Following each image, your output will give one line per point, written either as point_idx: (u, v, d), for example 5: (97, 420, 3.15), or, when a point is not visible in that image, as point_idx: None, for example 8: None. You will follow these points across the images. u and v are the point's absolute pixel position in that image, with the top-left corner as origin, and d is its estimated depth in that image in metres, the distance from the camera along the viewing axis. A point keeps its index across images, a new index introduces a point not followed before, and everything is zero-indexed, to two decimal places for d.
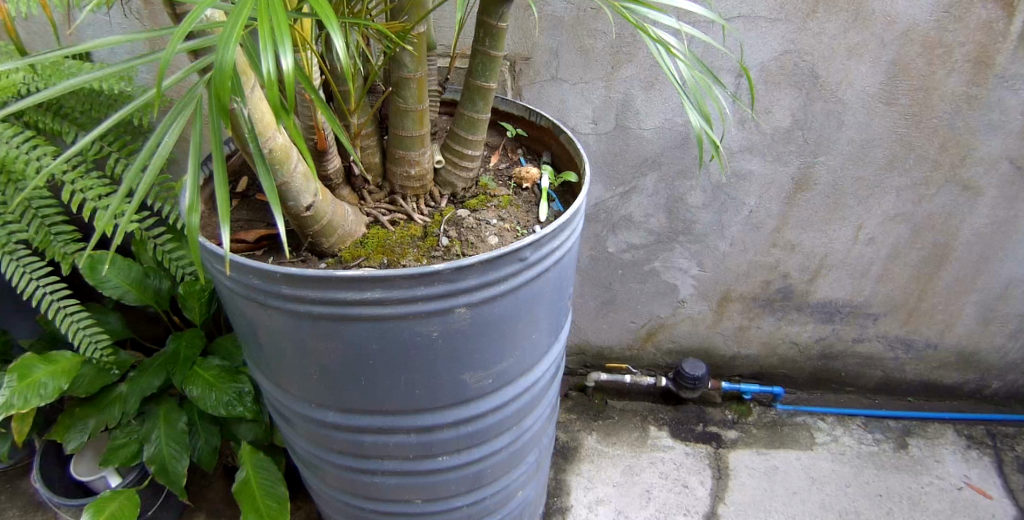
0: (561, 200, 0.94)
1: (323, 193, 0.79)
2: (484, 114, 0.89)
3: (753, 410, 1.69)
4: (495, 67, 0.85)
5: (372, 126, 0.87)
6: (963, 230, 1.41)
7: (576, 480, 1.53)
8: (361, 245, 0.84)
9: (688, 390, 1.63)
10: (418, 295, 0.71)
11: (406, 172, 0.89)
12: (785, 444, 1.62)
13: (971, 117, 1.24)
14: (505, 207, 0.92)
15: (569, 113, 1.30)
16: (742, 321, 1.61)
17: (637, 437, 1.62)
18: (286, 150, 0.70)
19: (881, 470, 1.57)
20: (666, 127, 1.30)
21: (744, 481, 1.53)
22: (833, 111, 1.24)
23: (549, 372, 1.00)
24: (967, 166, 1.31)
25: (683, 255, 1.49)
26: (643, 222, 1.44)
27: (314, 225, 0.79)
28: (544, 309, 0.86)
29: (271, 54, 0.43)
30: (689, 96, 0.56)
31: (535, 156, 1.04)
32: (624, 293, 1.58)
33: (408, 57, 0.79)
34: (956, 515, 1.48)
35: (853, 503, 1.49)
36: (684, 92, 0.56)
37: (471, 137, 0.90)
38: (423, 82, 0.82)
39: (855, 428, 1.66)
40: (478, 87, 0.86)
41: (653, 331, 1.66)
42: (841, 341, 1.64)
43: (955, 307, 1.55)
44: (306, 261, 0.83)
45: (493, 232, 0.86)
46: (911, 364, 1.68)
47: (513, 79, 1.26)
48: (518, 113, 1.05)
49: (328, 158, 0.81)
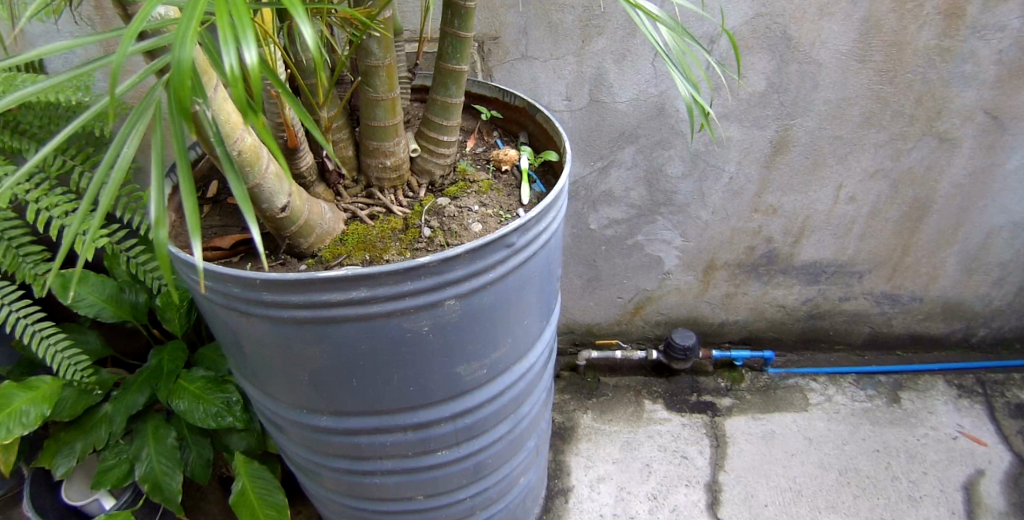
0: (543, 181, 0.92)
1: (297, 192, 0.75)
2: (457, 97, 0.86)
3: (745, 376, 1.70)
4: (466, 48, 0.82)
5: (343, 118, 0.83)
6: (942, 183, 1.41)
7: (575, 460, 1.53)
8: (341, 242, 0.82)
9: (680, 361, 1.63)
10: (405, 291, 0.69)
11: (381, 163, 0.86)
12: (780, 407, 1.63)
13: (945, 70, 1.23)
14: (486, 192, 0.89)
15: (542, 91, 1.27)
16: (729, 288, 1.61)
17: (633, 413, 1.62)
18: (257, 150, 0.67)
19: (876, 425, 1.59)
20: (641, 98, 1.28)
21: (742, 447, 1.54)
22: (808, 71, 1.22)
23: (543, 356, 0.98)
24: (943, 118, 1.31)
25: (666, 227, 1.48)
26: (624, 196, 1.42)
27: (291, 226, 0.76)
28: (535, 293, 0.84)
29: (234, 50, 0.39)
30: (675, 64, 0.53)
31: (512, 138, 1.02)
32: (609, 269, 1.57)
33: (375, 45, 0.76)
34: (952, 464, 1.51)
35: (851, 460, 1.52)
36: (670, 59, 0.53)
37: (446, 122, 0.87)
38: (392, 69, 0.79)
39: (847, 386, 1.68)
40: (450, 72, 0.84)
41: (641, 304, 1.65)
42: (828, 300, 1.64)
43: (938, 259, 1.56)
44: (285, 264, 0.80)
45: (476, 219, 0.84)
46: (897, 318, 1.69)
47: (482, 60, 1.23)
48: (491, 94, 1.02)
49: (299, 155, 0.77)
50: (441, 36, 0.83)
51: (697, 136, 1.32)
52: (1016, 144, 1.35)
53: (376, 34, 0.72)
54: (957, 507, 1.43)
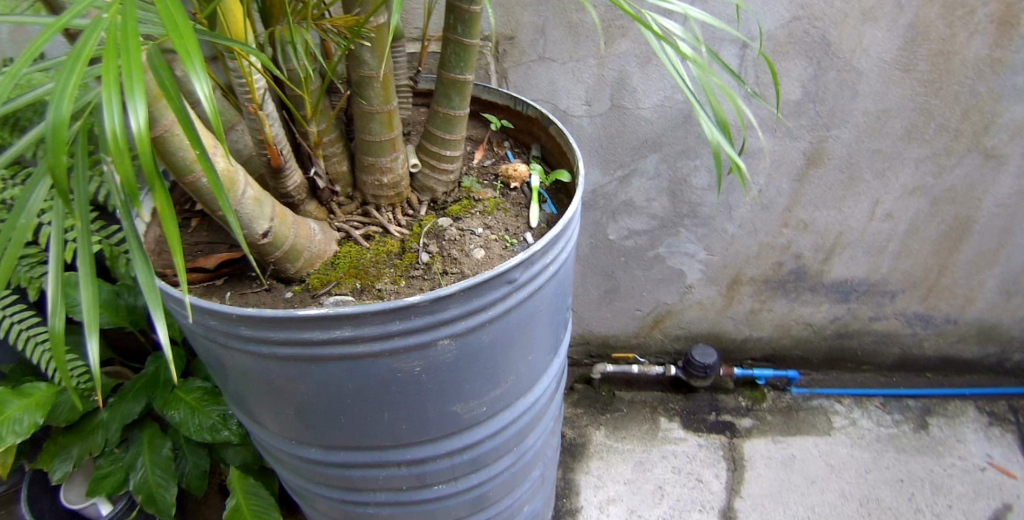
0: (554, 200, 0.85)
1: (282, 215, 0.69)
2: (461, 109, 0.79)
3: (767, 396, 1.62)
4: (470, 56, 0.75)
5: (336, 131, 0.77)
6: (986, 202, 1.31)
7: (585, 479, 1.47)
8: (331, 267, 0.76)
9: (699, 379, 1.55)
10: (393, 331, 0.63)
11: (378, 181, 0.79)
12: (802, 430, 1.55)
13: (996, 82, 1.13)
14: (491, 213, 0.82)
15: (560, 94, 1.19)
16: (753, 304, 1.53)
17: (647, 431, 1.55)
18: (231, 174, 0.60)
19: (902, 453, 1.50)
20: (666, 105, 1.19)
21: (760, 472, 1.47)
22: (847, 80, 1.13)
23: (550, 388, 0.91)
24: (991, 134, 1.20)
25: (689, 240, 1.40)
26: (645, 207, 1.34)
27: (275, 252, 0.70)
28: (540, 326, 0.77)
29: (119, 108, 0.33)
30: (702, 102, 0.45)
31: (524, 149, 0.94)
32: (627, 280, 1.49)
33: (368, 52, 0.69)
34: (979, 498, 1.42)
35: (875, 490, 1.43)
36: (695, 98, 0.45)
37: (449, 135, 0.80)
38: (387, 79, 0.72)
39: (874, 410, 1.59)
40: (453, 81, 0.76)
41: (660, 317, 1.57)
42: (858, 320, 1.55)
43: (976, 280, 1.46)
44: (270, 290, 0.74)
45: (478, 244, 0.77)
46: (930, 340, 1.59)
47: (497, 61, 1.15)
48: (502, 102, 0.95)
49: (286, 174, 0.71)
50: (444, 42, 0.76)
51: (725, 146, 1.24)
52: None
53: (366, 44, 0.65)
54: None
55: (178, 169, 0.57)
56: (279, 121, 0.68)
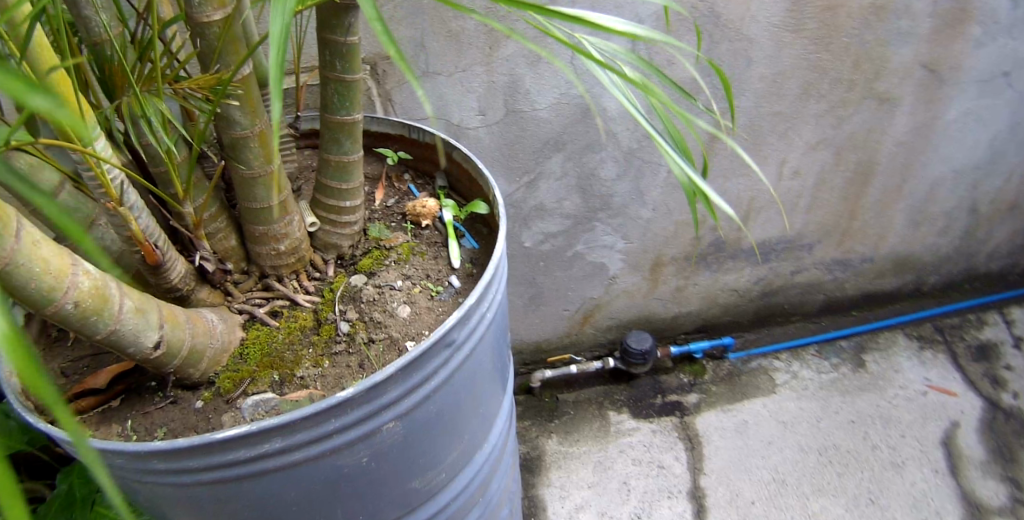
0: (472, 233, 0.78)
1: (172, 317, 0.58)
2: (355, 153, 0.70)
3: (707, 367, 1.63)
4: (354, 93, 0.65)
5: (214, 203, 0.66)
6: (885, 143, 1.37)
7: (549, 492, 1.42)
8: (241, 359, 0.65)
9: (639, 365, 1.54)
10: (331, 429, 0.55)
11: (273, 250, 0.69)
12: (748, 394, 1.57)
13: (882, 28, 1.17)
14: (408, 260, 0.75)
15: (451, 108, 1.11)
16: (678, 282, 1.53)
17: (599, 428, 1.52)
18: (101, 290, 0.48)
19: (847, 395, 1.56)
20: (563, 102, 1.15)
21: (718, 445, 1.48)
22: (740, 49, 1.12)
23: (503, 431, 0.85)
24: (882, 79, 1.25)
25: (605, 232, 1.37)
26: (557, 207, 1.30)
27: (173, 361, 0.58)
28: (485, 375, 0.71)
29: None
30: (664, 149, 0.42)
31: (428, 180, 0.87)
32: (550, 283, 1.45)
33: (237, 111, 0.58)
34: (928, 421, 1.51)
35: (831, 437, 1.48)
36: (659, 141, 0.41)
37: (345, 185, 0.71)
38: (266, 136, 0.61)
39: (811, 358, 1.64)
40: (342, 125, 0.67)
41: (589, 312, 1.55)
42: (780, 276, 1.59)
43: (886, 218, 1.53)
44: (177, 402, 0.62)
45: (401, 300, 0.70)
46: (850, 281, 1.66)
47: (377, 83, 1.05)
48: (393, 132, 0.86)
49: (167, 267, 0.59)
50: (321, 81, 0.65)
51: (627, 134, 1.21)
52: (953, 94, 1.32)
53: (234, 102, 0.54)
54: (940, 465, 1.43)
55: (35, 304, 0.44)
56: (145, 210, 0.56)
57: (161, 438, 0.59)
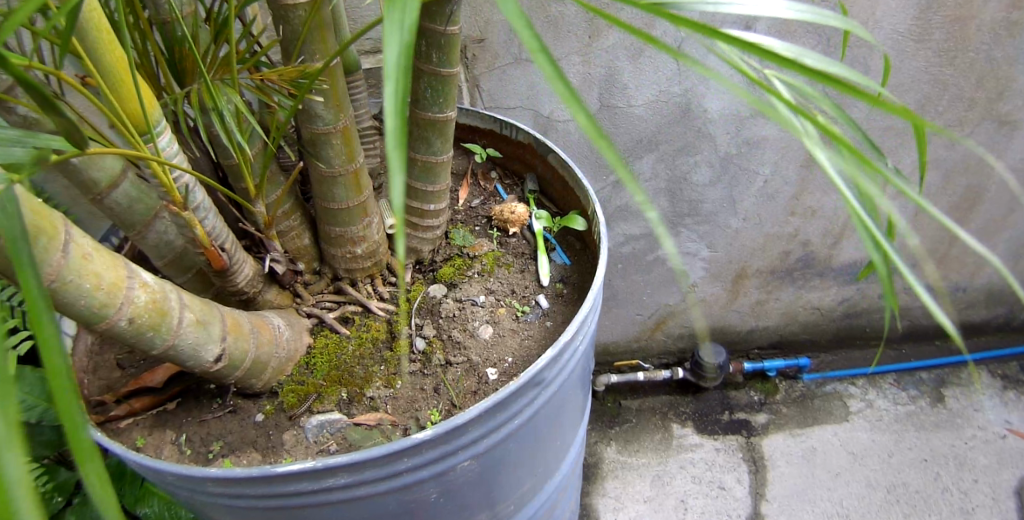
0: (563, 246, 0.71)
1: (235, 327, 0.54)
2: (443, 154, 0.63)
3: (780, 387, 1.53)
4: (450, 88, 0.58)
5: (290, 200, 0.61)
6: (998, 169, 1.22)
7: (603, 502, 1.37)
8: (308, 370, 0.62)
9: (711, 378, 1.46)
10: (402, 469, 0.49)
11: (349, 253, 0.64)
12: (819, 420, 1.46)
13: (1012, 45, 1.03)
14: (491, 273, 0.69)
15: (541, 99, 1.04)
16: (759, 295, 1.45)
17: (661, 440, 1.45)
18: (159, 304, 0.45)
19: (922, 431, 1.43)
20: (660, 100, 1.07)
21: (783, 471, 1.38)
22: (858, 56, 1.00)
23: (574, 461, 0.79)
24: (1005, 100, 1.10)
25: (690, 239, 1.30)
26: (641, 210, 1.24)
27: (235, 372, 0.55)
28: (566, 409, 0.65)
29: None
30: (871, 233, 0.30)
31: (517, 180, 0.81)
32: (625, 286, 1.40)
33: (320, 106, 0.52)
34: (1004, 468, 1.37)
35: (900, 475, 1.36)
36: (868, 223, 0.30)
37: (429, 188, 0.65)
38: (349, 132, 0.55)
39: (889, 388, 1.51)
40: (432, 123, 0.60)
41: (663, 318, 1.48)
42: (867, 298, 1.49)
43: (986, 248, 1.39)
44: (236, 412, 0.59)
45: (483, 318, 0.64)
46: (939, 309, 1.53)
47: (466, 68, 0.99)
48: (483, 126, 0.80)
49: (233, 271, 0.55)
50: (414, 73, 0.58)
51: (725, 137, 1.12)
52: None
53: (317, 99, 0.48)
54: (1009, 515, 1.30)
55: (86, 318, 0.41)
56: (212, 209, 0.52)
57: (217, 453, 0.56)
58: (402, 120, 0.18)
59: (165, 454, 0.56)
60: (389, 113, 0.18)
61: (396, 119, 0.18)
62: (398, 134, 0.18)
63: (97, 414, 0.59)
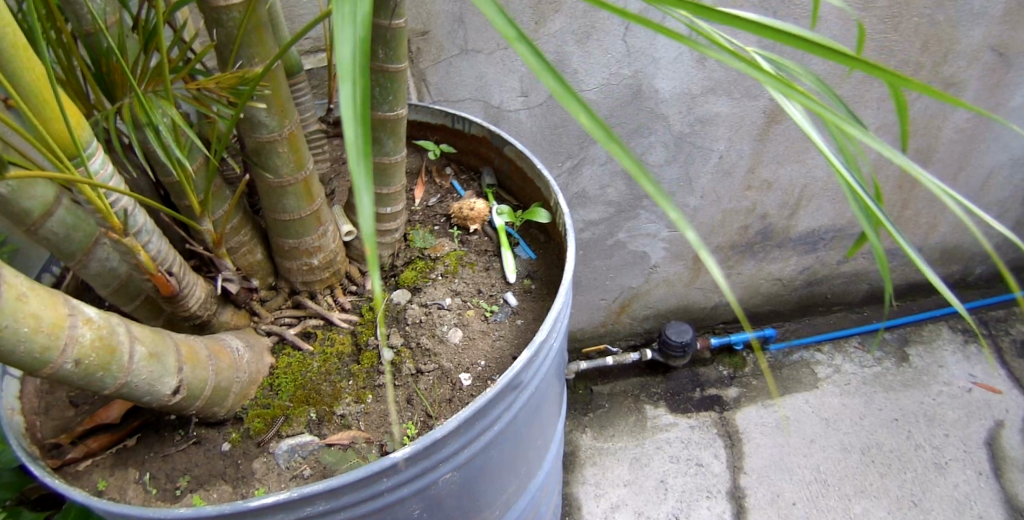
0: (527, 239, 0.70)
1: (192, 356, 0.51)
2: (397, 154, 0.60)
3: (747, 359, 1.55)
4: (399, 85, 0.55)
5: (238, 213, 0.57)
6: (946, 130, 1.26)
7: (583, 490, 1.36)
8: (273, 392, 0.59)
9: (677, 358, 1.47)
10: (382, 489, 0.47)
11: (306, 265, 0.61)
12: (790, 389, 1.49)
13: (954, 9, 1.05)
14: (456, 273, 0.66)
15: (491, 90, 1.02)
16: (721, 271, 1.46)
17: (635, 423, 1.46)
18: (106, 340, 0.41)
19: (890, 391, 1.47)
20: (612, 83, 1.05)
21: (759, 443, 1.40)
22: None
23: (555, 457, 0.78)
24: (949, 63, 1.12)
25: (649, 220, 1.30)
26: (599, 195, 1.23)
27: (195, 402, 0.52)
28: (544, 408, 0.63)
29: None
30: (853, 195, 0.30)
31: (473, 175, 0.79)
32: (589, 272, 1.39)
33: (263, 113, 0.48)
34: (972, 420, 1.42)
35: (873, 435, 1.40)
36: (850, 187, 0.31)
37: (385, 190, 0.62)
38: (295, 139, 0.51)
39: (853, 351, 1.55)
40: (384, 123, 0.57)
41: (627, 301, 1.48)
42: (826, 266, 1.52)
43: (937, 208, 1.43)
44: (201, 442, 0.56)
45: (452, 322, 0.61)
46: (897, 271, 1.58)
47: (411, 62, 0.96)
48: (435, 121, 0.78)
49: (184, 295, 0.51)
50: None
51: (680, 117, 1.11)
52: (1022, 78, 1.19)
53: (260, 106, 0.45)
54: (984, 467, 1.35)
55: (25, 365, 0.37)
56: (156, 232, 0.48)
57: (185, 488, 0.53)
58: (365, 128, 0.17)
59: (129, 495, 0.53)
60: (350, 121, 0.17)
61: (357, 127, 0.17)
62: (361, 149, 0.17)
63: (53, 458, 0.55)
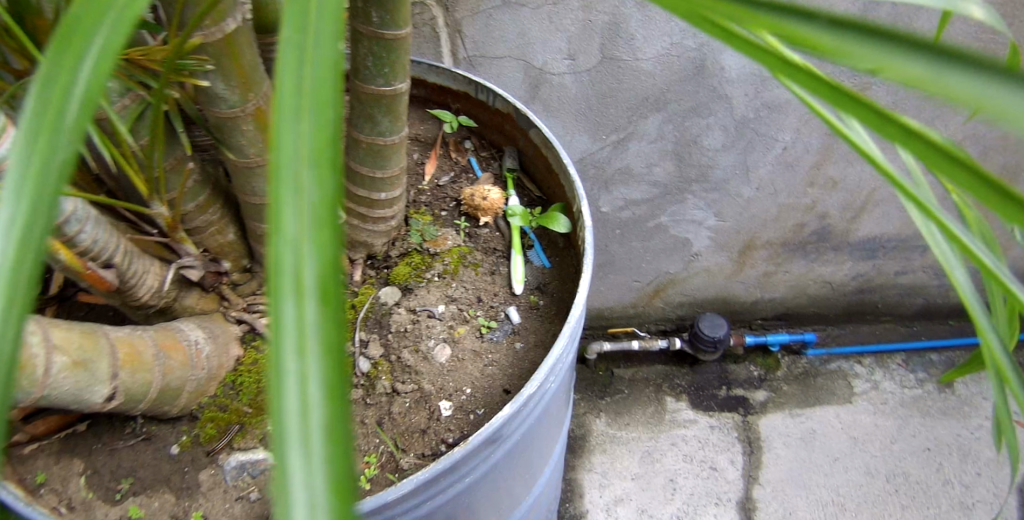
0: (542, 242, 0.60)
1: (133, 356, 0.44)
2: (395, 136, 0.51)
3: (782, 362, 1.44)
4: (398, 57, 0.45)
5: (205, 189, 0.50)
6: None
7: (589, 478, 1.29)
8: (233, 392, 0.53)
9: (709, 353, 1.36)
10: None
11: None
12: (821, 400, 1.38)
13: None
14: (456, 274, 0.58)
15: (534, 48, 0.91)
16: (767, 267, 1.34)
17: (653, 414, 1.37)
18: None
19: (927, 417, 1.35)
20: (671, 54, 0.92)
21: (779, 453, 1.31)
22: None
23: (551, 481, 0.70)
24: None
25: (697, 206, 1.18)
26: (645, 173, 1.11)
27: (138, 406, 0.46)
28: (541, 445, 0.55)
29: None
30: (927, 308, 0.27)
31: (495, 153, 0.69)
32: (624, 252, 1.29)
33: (220, 83, 0.40)
34: (1009, 463, 1.29)
35: (901, 463, 1.28)
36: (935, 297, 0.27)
37: (380, 174, 0.53)
38: (264, 113, 0.43)
39: (895, 369, 1.42)
40: (379, 100, 0.47)
41: (662, 286, 1.38)
42: (882, 275, 1.38)
43: None
44: (151, 440, 0.50)
45: (441, 337, 0.53)
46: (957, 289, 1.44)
47: (447, 9, 0.86)
48: (455, 88, 0.67)
49: (132, 285, 0.45)
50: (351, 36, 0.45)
51: (743, 100, 0.98)
52: None
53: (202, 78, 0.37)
54: (1011, 513, 1.22)
55: None
56: (95, 215, 0.41)
57: (128, 492, 0.48)
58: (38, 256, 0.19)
59: (71, 490, 0.47)
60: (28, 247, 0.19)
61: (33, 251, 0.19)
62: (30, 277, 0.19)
63: None
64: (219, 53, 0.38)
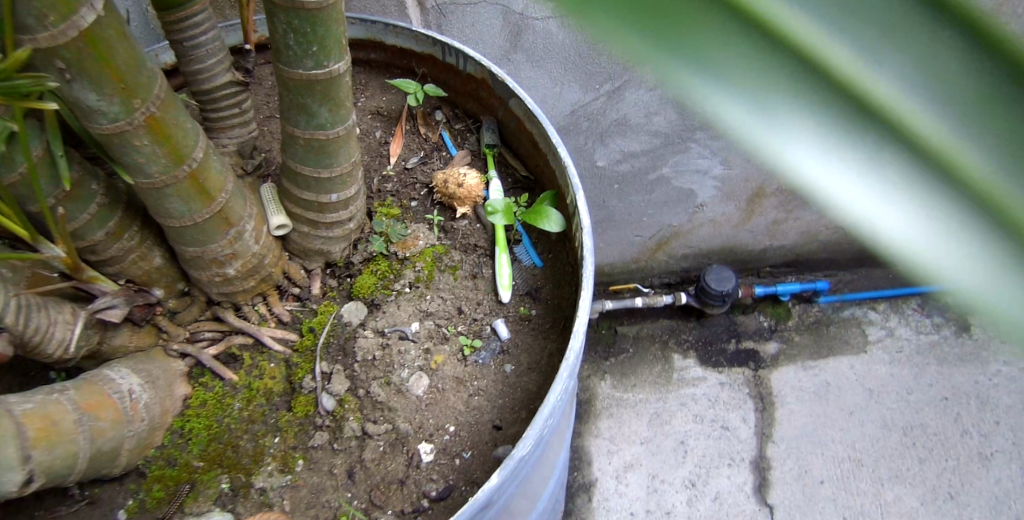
0: (530, 236, 0.52)
1: (46, 424, 0.35)
2: (335, 129, 0.41)
3: (792, 310, 1.25)
4: (329, 28, 0.35)
5: (115, 214, 0.41)
6: None
7: (596, 443, 1.10)
8: (183, 443, 0.44)
9: (715, 305, 1.16)
10: None
11: (217, 277, 0.45)
12: (834, 350, 1.21)
13: None
14: (430, 283, 0.49)
15: None
16: (777, 214, 1.19)
17: (660, 372, 1.17)
18: None
19: (944, 364, 1.19)
20: None
21: (794, 409, 1.13)
22: None
23: (556, 495, 0.64)
24: None
25: (700, 154, 1.05)
26: (643, 123, 0.98)
27: (65, 479, 0.37)
28: (541, 479, 0.49)
29: None
30: None
31: (472, 125, 0.59)
32: (623, 208, 1.15)
33: (89, 92, 0.32)
34: None
35: (918, 414, 1.13)
36: None
37: (322, 175, 0.44)
38: (161, 124, 0.35)
39: (911, 312, 1.25)
40: (310, 86, 0.37)
41: (665, 239, 1.22)
42: None
43: None
44: (96, 504, 0.42)
45: (414, 365, 0.46)
46: None
47: None
48: (418, 49, 0.57)
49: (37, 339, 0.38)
50: (265, 8, 0.35)
51: None
52: None
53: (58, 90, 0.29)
54: None
55: None
56: None
57: None
58: None
59: None
60: None
61: None
62: None
63: None
64: (81, 61, 0.30)
